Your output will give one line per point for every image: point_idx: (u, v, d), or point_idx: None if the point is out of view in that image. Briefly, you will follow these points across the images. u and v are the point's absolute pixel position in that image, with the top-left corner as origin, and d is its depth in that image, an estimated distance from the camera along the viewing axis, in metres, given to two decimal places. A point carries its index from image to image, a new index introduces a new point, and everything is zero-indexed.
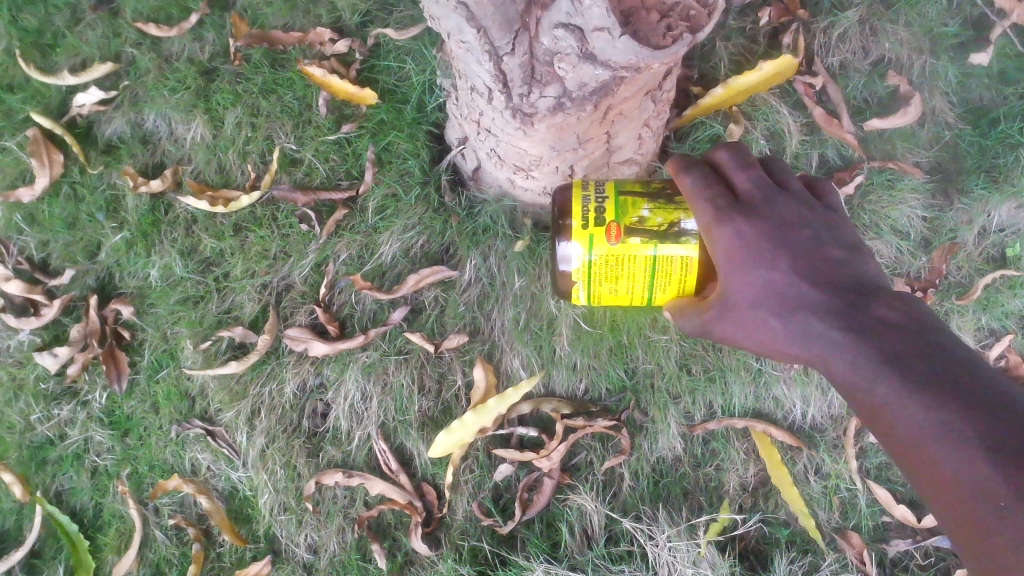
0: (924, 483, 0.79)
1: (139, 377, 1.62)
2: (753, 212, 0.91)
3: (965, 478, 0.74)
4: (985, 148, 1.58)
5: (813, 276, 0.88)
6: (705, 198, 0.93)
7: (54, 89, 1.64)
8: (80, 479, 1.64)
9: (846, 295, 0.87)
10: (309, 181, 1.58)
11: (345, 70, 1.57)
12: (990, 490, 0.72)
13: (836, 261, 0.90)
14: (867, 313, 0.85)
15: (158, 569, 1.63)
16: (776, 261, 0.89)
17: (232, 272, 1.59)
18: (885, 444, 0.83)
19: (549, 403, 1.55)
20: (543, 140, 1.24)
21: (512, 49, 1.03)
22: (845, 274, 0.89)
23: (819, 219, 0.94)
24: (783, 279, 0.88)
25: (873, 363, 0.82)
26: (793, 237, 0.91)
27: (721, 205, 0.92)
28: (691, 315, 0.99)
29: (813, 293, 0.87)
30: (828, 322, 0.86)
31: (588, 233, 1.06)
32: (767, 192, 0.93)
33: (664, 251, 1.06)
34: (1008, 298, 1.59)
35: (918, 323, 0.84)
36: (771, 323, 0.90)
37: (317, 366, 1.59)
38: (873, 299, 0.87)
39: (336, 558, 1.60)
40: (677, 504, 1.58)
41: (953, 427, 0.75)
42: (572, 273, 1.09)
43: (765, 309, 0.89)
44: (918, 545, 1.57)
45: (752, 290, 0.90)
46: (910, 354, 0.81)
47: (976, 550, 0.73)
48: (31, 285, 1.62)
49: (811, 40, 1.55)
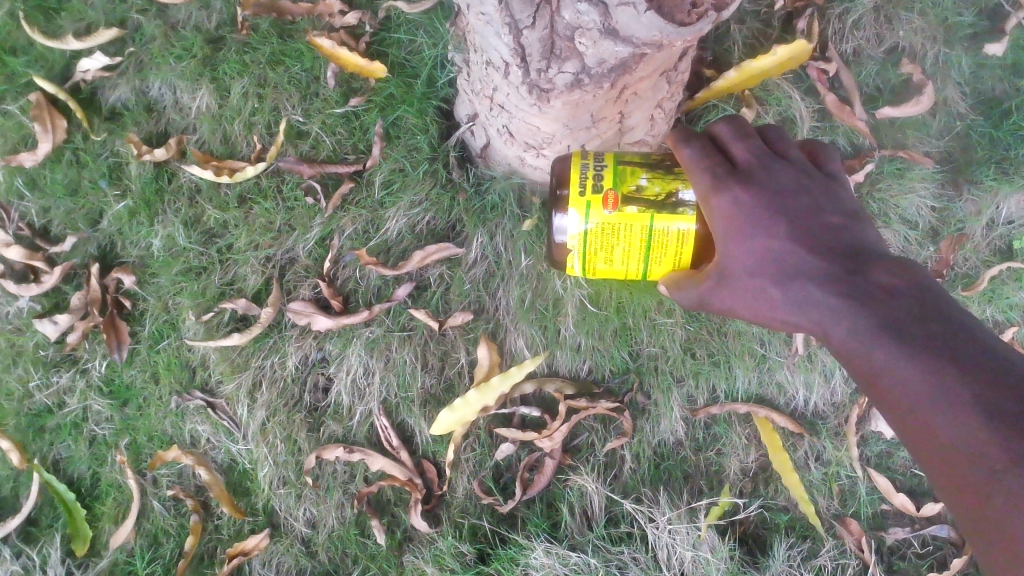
0: (923, 451, 0.79)
1: (139, 347, 1.61)
2: (752, 181, 0.90)
3: (963, 441, 0.74)
4: (995, 139, 1.58)
5: (813, 243, 0.88)
6: (703, 167, 0.92)
7: (58, 53, 1.61)
8: (77, 448, 1.63)
9: (844, 261, 0.86)
10: (315, 154, 1.57)
11: (355, 43, 1.55)
12: (987, 453, 0.73)
13: (836, 228, 0.89)
14: (866, 280, 0.84)
15: (156, 540, 1.63)
16: (775, 227, 0.88)
17: (235, 244, 1.58)
18: (885, 413, 0.82)
19: (552, 383, 1.55)
20: (558, 117, 1.23)
21: (532, 22, 1.02)
22: (845, 241, 0.88)
23: (818, 186, 0.93)
24: (782, 247, 0.88)
25: (872, 331, 0.81)
26: (792, 205, 0.90)
27: (720, 174, 0.91)
28: (689, 287, 0.98)
29: (813, 260, 0.87)
30: (827, 290, 0.85)
31: (585, 201, 1.05)
32: (766, 161, 0.92)
33: (661, 223, 1.05)
34: (1014, 290, 1.59)
35: (917, 287, 0.83)
36: (770, 292, 0.88)
37: (320, 340, 1.59)
38: (872, 265, 0.86)
39: (334, 533, 1.59)
40: (678, 487, 1.58)
41: (952, 394, 0.75)
42: (568, 242, 1.08)
43: (763, 278, 0.88)
44: (916, 533, 1.57)
45: (751, 259, 0.89)
46: (909, 320, 0.80)
47: (971, 511, 0.74)
48: (32, 251, 1.61)
49: (826, 26, 1.53)
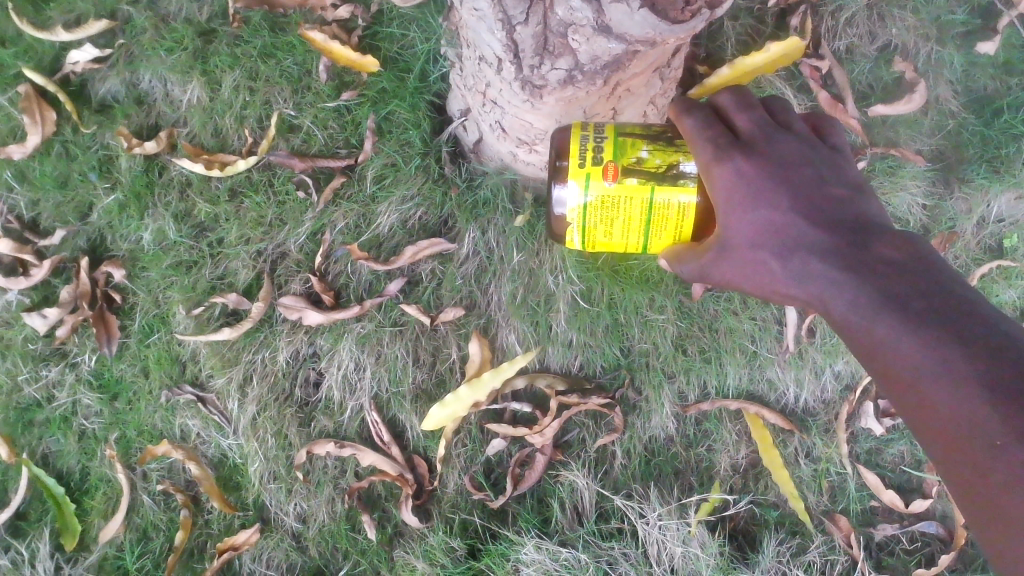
0: (922, 425, 0.79)
1: (129, 341, 1.60)
2: (755, 151, 0.90)
3: (966, 416, 0.74)
4: (987, 137, 1.57)
5: (816, 217, 0.88)
6: (705, 137, 0.91)
7: (47, 44, 1.60)
8: (67, 442, 1.62)
9: (846, 234, 0.86)
10: (306, 148, 1.57)
11: (347, 37, 1.54)
12: (990, 430, 0.73)
13: (838, 202, 0.89)
14: (869, 253, 0.85)
15: (146, 535, 1.62)
16: (777, 199, 0.88)
17: (226, 238, 1.58)
18: (883, 386, 0.83)
19: (543, 379, 1.54)
20: (550, 114, 1.22)
21: (525, 18, 1.02)
22: (847, 214, 0.88)
23: (821, 159, 0.93)
24: (785, 219, 0.87)
25: (875, 304, 0.81)
26: (794, 176, 0.90)
27: (721, 143, 0.90)
28: (688, 259, 0.98)
29: (814, 232, 0.87)
30: (828, 262, 0.85)
31: (584, 172, 1.04)
32: (769, 132, 0.92)
33: (661, 195, 1.04)
34: (1002, 289, 1.60)
35: (920, 261, 0.83)
36: (770, 264, 0.88)
37: (311, 335, 1.58)
38: (874, 238, 0.86)
39: (325, 528, 1.59)
40: (668, 484, 1.57)
41: (954, 369, 0.75)
42: (568, 216, 1.08)
43: (764, 249, 0.88)
44: (905, 530, 1.56)
45: (752, 229, 0.88)
46: (912, 293, 0.80)
47: (969, 484, 0.75)
48: (20, 244, 1.60)
49: (819, 23, 1.53)
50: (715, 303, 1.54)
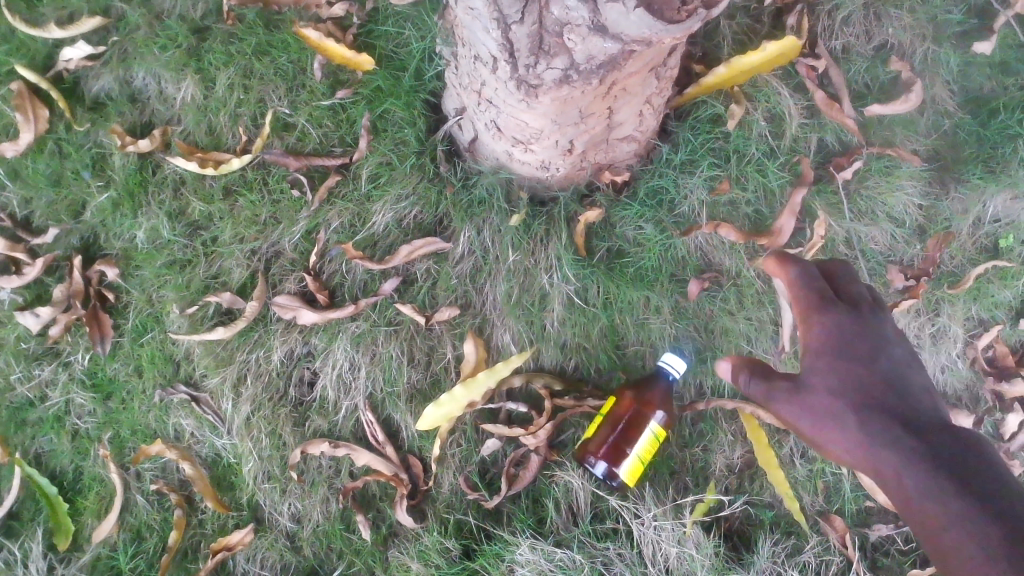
0: (921, 524, 0.85)
1: (122, 340, 1.60)
2: (844, 310, 1.00)
3: (970, 534, 0.79)
4: (984, 137, 1.57)
5: (878, 394, 0.95)
6: (805, 292, 1.02)
7: (40, 42, 1.60)
8: (59, 442, 1.61)
9: (904, 412, 0.93)
10: (301, 146, 1.57)
11: (342, 34, 1.54)
12: (990, 541, 0.78)
13: (904, 389, 0.96)
14: (927, 425, 0.91)
15: (139, 535, 1.61)
16: (853, 354, 0.97)
17: (220, 237, 1.57)
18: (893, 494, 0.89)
19: (539, 379, 1.54)
20: (546, 113, 1.22)
21: (521, 18, 1.01)
22: (919, 403, 0.95)
23: (905, 347, 1.00)
24: (856, 346, 0.97)
25: (917, 462, 0.87)
26: (874, 357, 0.98)
27: (826, 297, 1.01)
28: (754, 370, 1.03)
29: (878, 389, 0.95)
30: (882, 414, 0.93)
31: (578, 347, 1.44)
32: (875, 310, 1.01)
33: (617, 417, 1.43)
34: (998, 290, 1.56)
35: (971, 444, 0.88)
36: (829, 377, 0.97)
37: (306, 334, 1.57)
38: (938, 425, 0.91)
39: (319, 528, 1.58)
40: (663, 483, 1.56)
41: (972, 523, 0.80)
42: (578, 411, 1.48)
43: (830, 358, 0.97)
44: (899, 530, 1.56)
45: (823, 338, 0.98)
46: (954, 463, 0.86)
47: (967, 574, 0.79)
48: (14, 243, 1.59)
49: (816, 23, 1.53)
50: (710, 302, 1.54)
